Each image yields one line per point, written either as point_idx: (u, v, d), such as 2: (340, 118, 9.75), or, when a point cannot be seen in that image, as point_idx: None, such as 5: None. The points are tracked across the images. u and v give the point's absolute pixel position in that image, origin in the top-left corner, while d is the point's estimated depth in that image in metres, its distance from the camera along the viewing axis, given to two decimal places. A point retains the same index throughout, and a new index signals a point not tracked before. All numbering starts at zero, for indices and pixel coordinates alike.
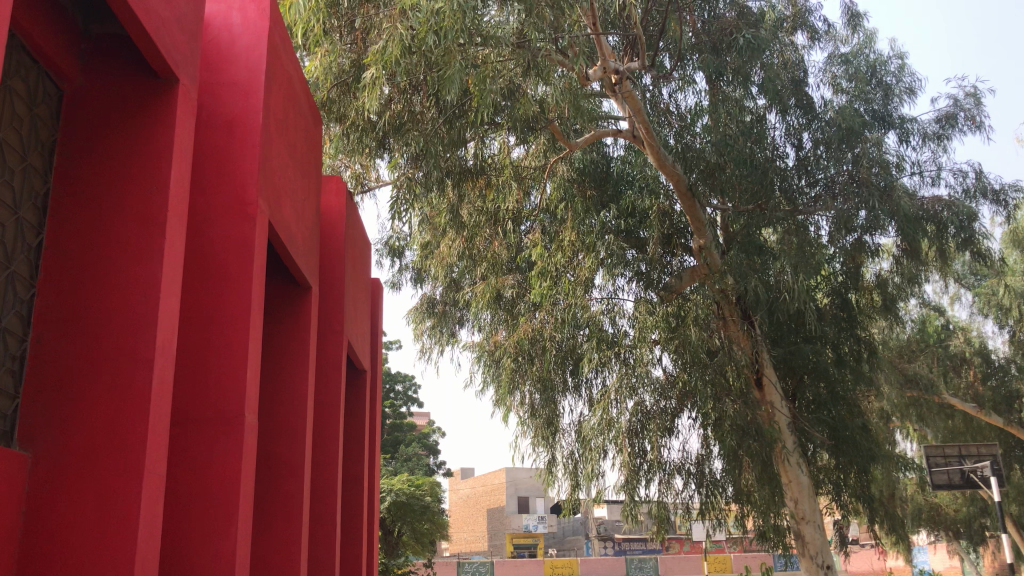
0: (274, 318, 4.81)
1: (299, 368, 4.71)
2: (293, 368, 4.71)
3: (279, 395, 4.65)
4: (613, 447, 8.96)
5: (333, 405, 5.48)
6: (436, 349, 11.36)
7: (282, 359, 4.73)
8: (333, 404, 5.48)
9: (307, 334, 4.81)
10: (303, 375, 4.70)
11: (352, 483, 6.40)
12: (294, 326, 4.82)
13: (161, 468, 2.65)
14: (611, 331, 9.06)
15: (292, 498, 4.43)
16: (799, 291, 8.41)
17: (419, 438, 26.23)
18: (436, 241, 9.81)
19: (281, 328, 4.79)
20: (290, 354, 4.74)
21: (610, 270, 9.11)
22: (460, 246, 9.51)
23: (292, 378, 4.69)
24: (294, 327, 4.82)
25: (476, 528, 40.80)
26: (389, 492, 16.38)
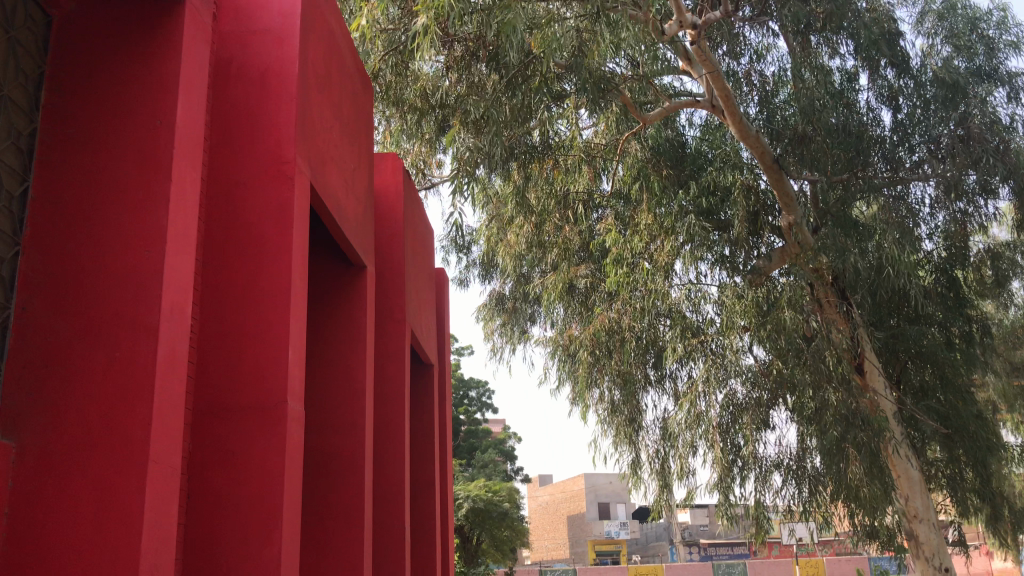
0: (325, 303, 4.34)
1: (353, 357, 4.25)
2: (349, 357, 4.25)
3: (333, 388, 4.18)
4: (703, 441, 8.40)
5: (396, 401, 5.01)
6: (507, 348, 10.88)
7: (335, 347, 4.27)
8: (396, 399, 5.02)
9: (362, 320, 4.33)
10: (360, 365, 4.24)
11: (422, 489, 5.89)
12: (347, 311, 4.34)
13: (173, 458, 2.17)
14: (697, 320, 8.47)
15: (351, 502, 3.95)
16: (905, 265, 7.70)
17: (496, 444, 25.76)
18: (504, 231, 9.34)
19: (334, 315, 4.32)
20: (345, 342, 4.27)
21: (693, 256, 8.33)
22: (531, 231, 8.94)
23: (348, 369, 4.22)
24: (347, 313, 4.34)
25: (557, 535, 40.17)
26: (465, 499, 15.95)
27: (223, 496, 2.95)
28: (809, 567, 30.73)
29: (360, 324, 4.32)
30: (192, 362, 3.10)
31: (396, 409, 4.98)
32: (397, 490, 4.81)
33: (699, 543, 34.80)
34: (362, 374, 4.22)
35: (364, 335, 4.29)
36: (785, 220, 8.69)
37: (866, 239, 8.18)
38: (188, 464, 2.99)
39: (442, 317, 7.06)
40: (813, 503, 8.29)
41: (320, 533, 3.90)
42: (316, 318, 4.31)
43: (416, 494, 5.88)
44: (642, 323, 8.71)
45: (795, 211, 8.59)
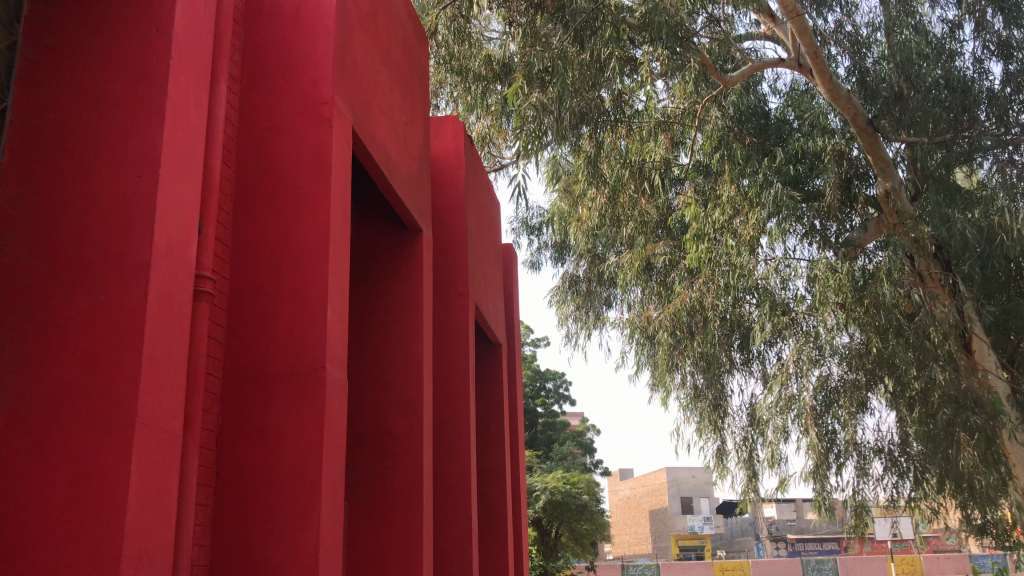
0: (378, 272, 4.00)
1: (411, 328, 3.92)
2: (405, 328, 3.91)
3: (390, 362, 3.88)
4: (797, 427, 7.78)
5: (461, 380, 4.66)
6: (583, 334, 10.39)
7: (388, 318, 3.93)
8: (460, 378, 4.66)
9: (418, 288, 3.98)
10: (417, 337, 3.91)
11: (492, 476, 5.52)
12: (404, 280, 3.99)
13: (168, 413, 1.91)
14: (786, 297, 7.86)
15: (410, 485, 3.63)
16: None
17: (574, 436, 25.30)
18: (577, 208, 8.90)
19: (389, 284, 3.98)
20: (401, 312, 3.94)
21: (783, 229, 7.73)
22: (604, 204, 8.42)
23: (405, 342, 3.90)
24: (402, 281, 3.99)
25: (639, 530, 39.48)
26: (543, 492, 15.51)
27: (255, 473, 2.62)
28: (905, 564, 29.45)
29: (417, 293, 3.97)
30: (222, 326, 2.76)
31: (462, 389, 4.64)
32: (464, 475, 4.47)
33: (787, 539, 33.74)
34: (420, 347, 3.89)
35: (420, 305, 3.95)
36: (881, 187, 8.08)
37: (971, 205, 7.58)
38: (218, 438, 2.67)
39: (511, 298, 6.66)
40: (920, 492, 7.64)
41: (375, 519, 3.59)
42: (368, 288, 3.99)
43: (485, 482, 5.54)
44: (725, 303, 8.20)
45: (893, 175, 7.96)
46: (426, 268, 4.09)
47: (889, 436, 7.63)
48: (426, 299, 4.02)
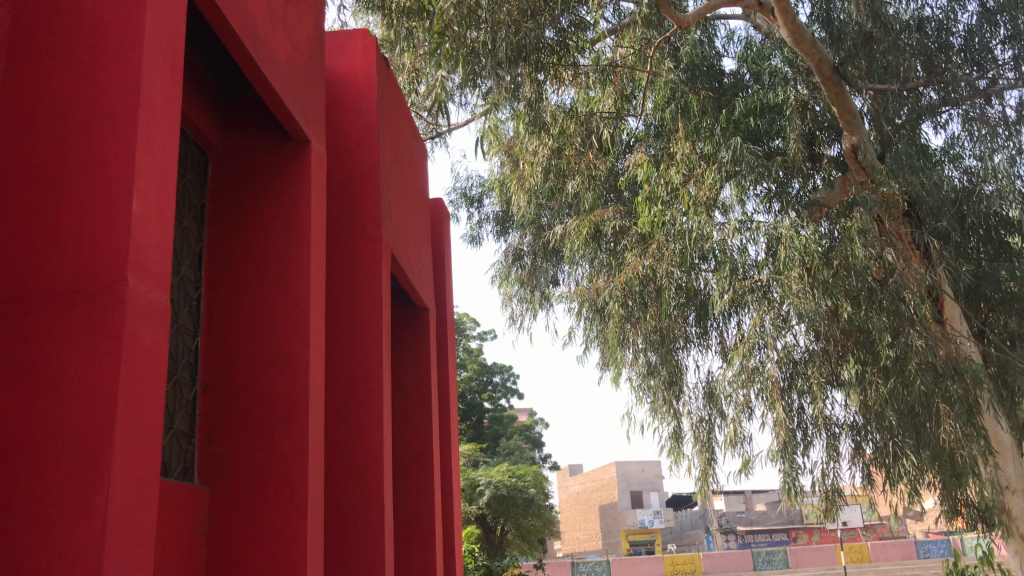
0: (254, 193, 3.12)
1: (297, 262, 3.06)
2: (286, 264, 3.05)
3: (270, 307, 3.01)
4: (761, 402, 6.92)
5: (372, 340, 3.81)
6: (527, 315, 9.56)
7: (262, 251, 3.07)
8: (371, 338, 3.81)
9: (305, 214, 3.11)
10: (305, 276, 3.04)
11: (420, 461, 4.74)
12: (288, 202, 3.12)
13: None
14: (745, 260, 7.04)
15: (296, 463, 2.84)
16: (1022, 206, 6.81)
17: (522, 430, 24.70)
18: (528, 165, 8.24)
19: (269, 210, 3.10)
20: (283, 244, 3.07)
21: (744, 187, 7.10)
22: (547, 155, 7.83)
23: (288, 281, 3.04)
24: (286, 205, 3.11)
25: (589, 526, 38.86)
26: (487, 486, 14.59)
27: (18, 438, 1.74)
28: (854, 553, 29.37)
29: (305, 221, 3.10)
30: None
31: (375, 352, 3.80)
32: (374, 459, 3.64)
33: (737, 530, 33.59)
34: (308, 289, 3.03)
35: (308, 235, 3.08)
36: (847, 142, 7.37)
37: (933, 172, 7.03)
38: None
39: (442, 261, 5.83)
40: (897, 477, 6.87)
41: (252, 509, 2.81)
42: (243, 215, 3.11)
43: (409, 468, 4.76)
44: (681, 268, 7.39)
45: (860, 128, 7.25)
46: (317, 192, 3.22)
47: (855, 412, 7.01)
48: (317, 230, 3.15)
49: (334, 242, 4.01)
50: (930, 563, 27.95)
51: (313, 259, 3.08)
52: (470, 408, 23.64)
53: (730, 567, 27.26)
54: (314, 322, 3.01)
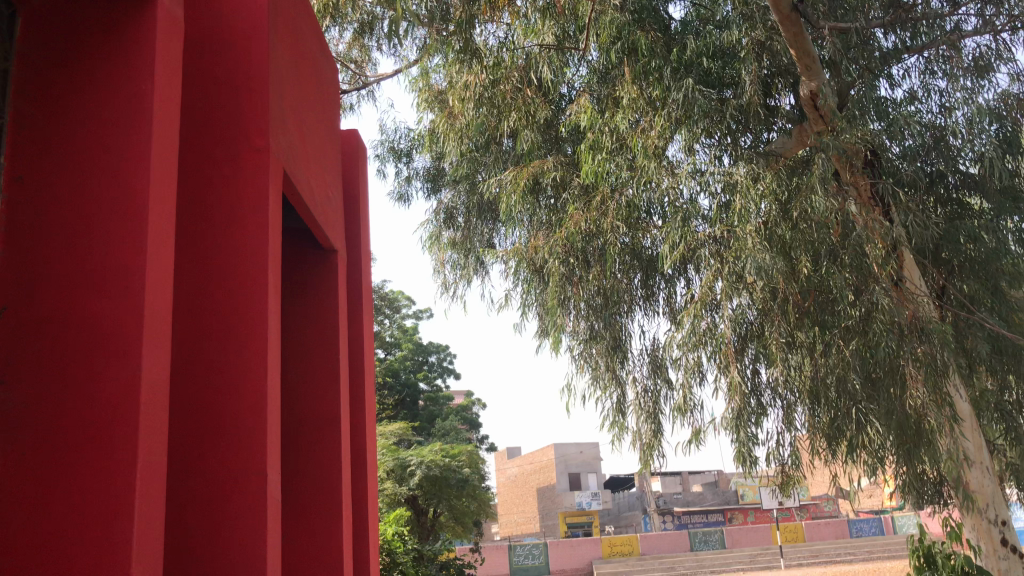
0: (79, 65, 2.48)
1: (136, 154, 2.42)
2: (122, 156, 2.42)
3: (95, 211, 2.38)
4: (713, 365, 6.30)
5: (256, 273, 3.12)
6: (461, 283, 8.80)
7: (88, 142, 2.43)
8: (256, 271, 3.12)
9: (147, 92, 2.47)
10: (145, 171, 2.41)
11: (324, 427, 4.09)
12: (124, 79, 2.48)
13: None
14: (697, 210, 6.42)
15: (119, 412, 2.22)
16: (1000, 161, 6.43)
17: (457, 410, 24.17)
18: (461, 105, 7.52)
19: (103, 87, 2.47)
20: (117, 131, 2.44)
21: (694, 135, 6.46)
22: (482, 93, 7.23)
23: (123, 179, 2.40)
24: (121, 82, 2.48)
25: (526, 509, 38.56)
26: (419, 465, 13.86)
27: None
28: (788, 533, 29.39)
29: (146, 102, 2.46)
30: None
31: (258, 288, 3.10)
32: (258, 419, 2.95)
33: (673, 512, 33.59)
34: (147, 189, 2.40)
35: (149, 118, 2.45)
36: (804, 89, 6.78)
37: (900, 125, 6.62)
38: None
39: (355, 201, 5.07)
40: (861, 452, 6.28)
41: (57, 471, 2.19)
42: (64, 93, 2.48)
43: (313, 440, 4.07)
44: (626, 224, 6.78)
45: (819, 74, 6.65)
46: (168, 70, 2.58)
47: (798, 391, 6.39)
48: (164, 115, 2.51)
49: (203, 152, 3.25)
50: (863, 542, 28.15)
51: (156, 150, 2.46)
52: (405, 388, 22.79)
53: (667, 548, 27.11)
54: (155, 230, 2.39)
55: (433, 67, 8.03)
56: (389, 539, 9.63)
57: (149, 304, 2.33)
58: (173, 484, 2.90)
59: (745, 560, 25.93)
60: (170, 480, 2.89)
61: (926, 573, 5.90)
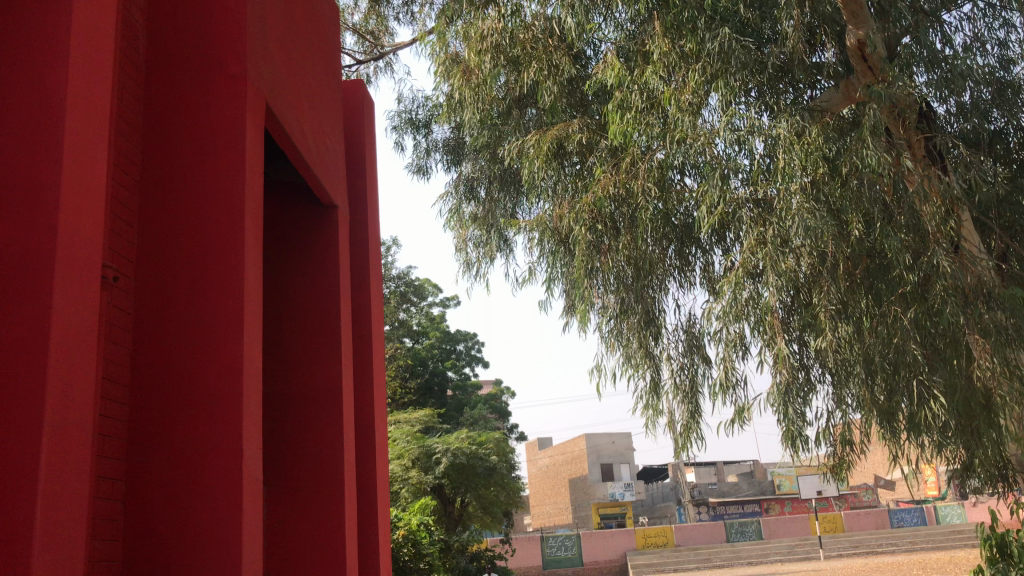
0: None
1: (49, 83, 2.13)
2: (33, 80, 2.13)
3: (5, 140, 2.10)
4: (756, 337, 5.82)
5: (231, 218, 2.74)
6: (485, 260, 8.34)
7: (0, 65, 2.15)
8: (229, 216, 2.74)
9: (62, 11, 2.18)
10: (59, 100, 2.12)
11: (328, 398, 3.82)
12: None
13: None
14: (738, 169, 5.90)
15: (20, 368, 1.96)
16: None
17: (486, 400, 23.80)
18: (478, 58, 7.08)
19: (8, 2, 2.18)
20: (30, 58, 2.15)
21: (733, 89, 5.92)
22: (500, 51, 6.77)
23: (33, 107, 2.12)
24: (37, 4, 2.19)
25: (559, 500, 38.09)
26: (445, 452, 13.46)
27: None
28: (827, 524, 28.61)
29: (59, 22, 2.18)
30: None
31: (232, 237, 2.72)
32: (232, 384, 2.59)
33: (708, 502, 32.98)
34: (61, 122, 2.10)
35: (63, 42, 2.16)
36: (851, 37, 6.19)
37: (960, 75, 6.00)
38: None
39: (359, 160, 4.66)
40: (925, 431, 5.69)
41: None
42: None
43: (316, 414, 3.81)
44: (658, 187, 6.22)
45: (867, 21, 6.06)
46: None
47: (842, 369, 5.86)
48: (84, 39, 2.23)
49: (166, 90, 2.88)
50: (906, 533, 27.30)
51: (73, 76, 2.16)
52: (433, 377, 22.42)
53: (703, 539, 26.52)
54: (68, 166, 2.10)
55: (451, 28, 7.58)
56: (415, 530, 9.14)
57: (60, 249, 2.04)
58: (135, 459, 2.57)
59: (784, 550, 25.26)
60: (131, 455, 2.57)
61: (999, 565, 5.41)
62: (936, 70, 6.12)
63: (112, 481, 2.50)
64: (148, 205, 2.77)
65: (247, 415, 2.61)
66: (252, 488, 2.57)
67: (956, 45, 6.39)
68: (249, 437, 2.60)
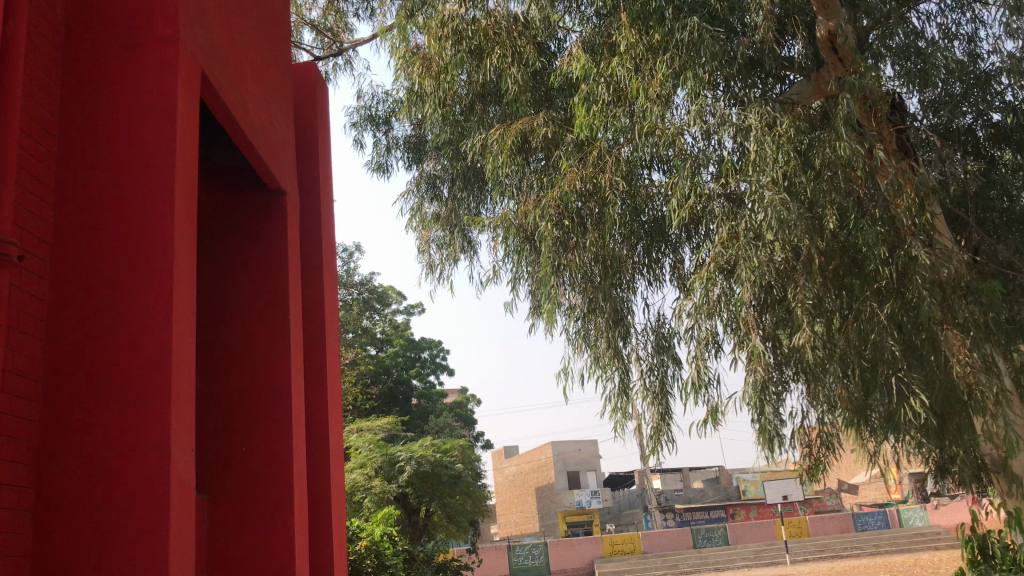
0: None
1: None
2: None
3: None
4: (730, 335, 5.63)
5: (160, 194, 2.47)
6: (448, 261, 8.07)
7: None
8: (158, 192, 2.48)
9: None
10: None
11: (280, 399, 3.59)
12: None
13: None
14: (708, 163, 5.71)
15: None
16: None
17: (451, 408, 23.48)
18: (438, 45, 6.83)
19: None
20: None
21: (701, 81, 5.72)
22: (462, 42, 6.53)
23: None
24: None
25: (526, 509, 37.80)
26: (408, 461, 13.15)
27: None
28: (793, 528, 28.65)
29: None
30: None
31: (160, 217, 2.45)
32: (158, 380, 2.32)
33: (675, 509, 32.92)
34: None
35: None
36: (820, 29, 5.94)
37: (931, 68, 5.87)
38: None
39: (313, 148, 4.40)
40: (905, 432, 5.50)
41: None
42: None
43: (266, 416, 3.57)
44: (626, 182, 6.02)
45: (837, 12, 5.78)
46: None
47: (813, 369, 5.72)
48: None
49: (85, 56, 2.60)
50: (871, 536, 27.41)
51: None
52: (397, 385, 22.06)
53: (670, 546, 26.40)
54: None
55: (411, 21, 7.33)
56: (377, 540, 8.79)
57: None
58: (47, 466, 2.27)
59: (751, 555, 25.22)
60: (43, 459, 2.28)
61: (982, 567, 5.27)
62: (906, 62, 5.99)
63: (19, 490, 2.21)
64: (66, 182, 2.49)
65: (177, 414, 2.34)
66: (182, 495, 2.31)
67: (931, 37, 6.22)
68: (179, 438, 2.33)
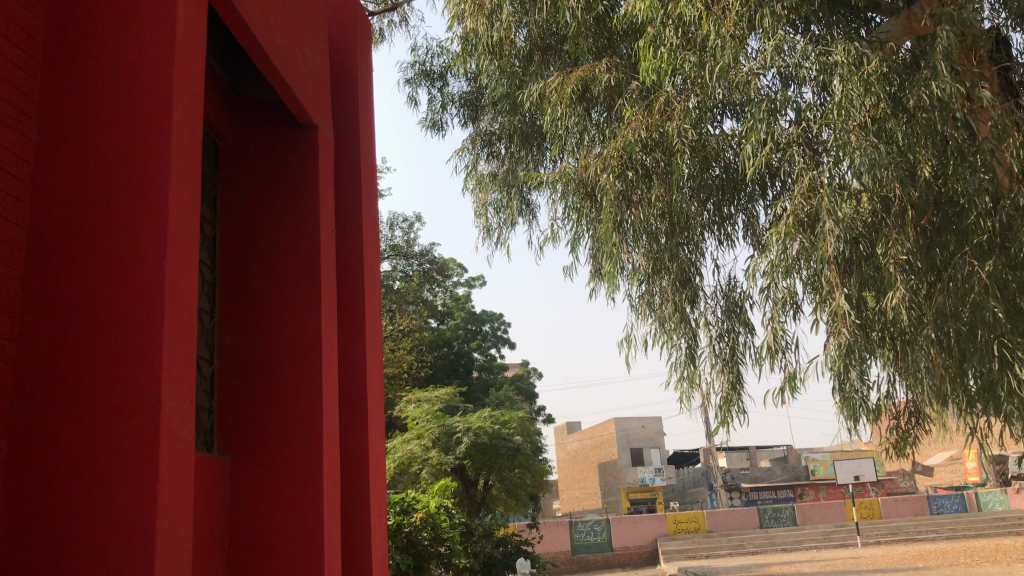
0: None
1: None
2: None
3: None
4: (808, 296, 5.14)
5: (153, 110, 2.16)
6: (505, 223, 7.67)
7: None
8: (149, 106, 2.16)
9: None
10: None
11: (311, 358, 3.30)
12: None
13: None
14: (787, 107, 5.18)
15: None
16: None
17: (512, 381, 23.27)
18: None
19: None
20: None
21: (779, 17, 5.15)
22: None
23: None
24: None
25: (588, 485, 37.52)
26: (466, 432, 12.95)
27: None
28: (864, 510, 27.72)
29: None
30: None
31: (152, 134, 2.13)
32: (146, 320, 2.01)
33: (741, 488, 32.24)
34: None
35: None
36: None
37: None
38: None
39: None
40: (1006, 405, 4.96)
41: None
42: None
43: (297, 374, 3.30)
44: (694, 132, 5.54)
45: None
46: None
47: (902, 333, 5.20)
48: None
49: None
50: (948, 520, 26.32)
51: None
52: (457, 358, 21.92)
53: (735, 525, 25.83)
54: None
55: None
56: (433, 512, 8.40)
57: None
58: (24, 415, 2.00)
59: (820, 536, 24.49)
60: (20, 406, 2.00)
61: None
62: None
63: None
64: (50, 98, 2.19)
65: (169, 360, 2.02)
66: (174, 455, 2.00)
67: None
68: (171, 389, 2.02)
